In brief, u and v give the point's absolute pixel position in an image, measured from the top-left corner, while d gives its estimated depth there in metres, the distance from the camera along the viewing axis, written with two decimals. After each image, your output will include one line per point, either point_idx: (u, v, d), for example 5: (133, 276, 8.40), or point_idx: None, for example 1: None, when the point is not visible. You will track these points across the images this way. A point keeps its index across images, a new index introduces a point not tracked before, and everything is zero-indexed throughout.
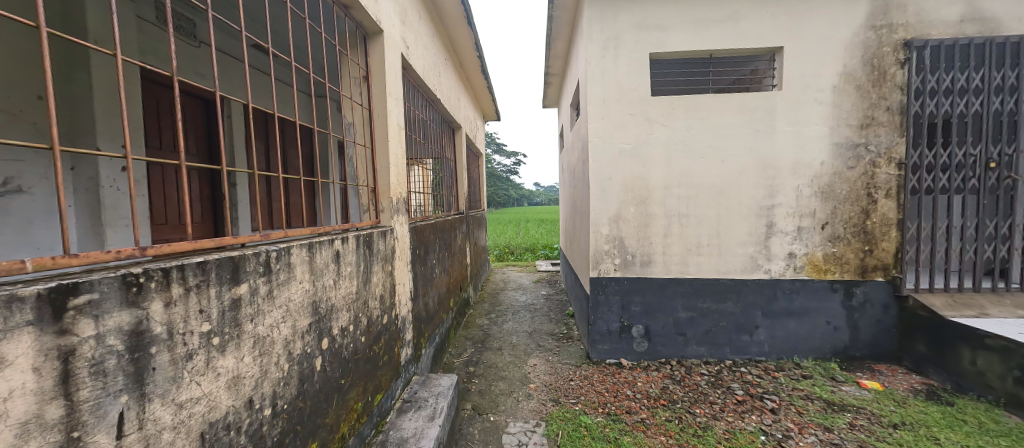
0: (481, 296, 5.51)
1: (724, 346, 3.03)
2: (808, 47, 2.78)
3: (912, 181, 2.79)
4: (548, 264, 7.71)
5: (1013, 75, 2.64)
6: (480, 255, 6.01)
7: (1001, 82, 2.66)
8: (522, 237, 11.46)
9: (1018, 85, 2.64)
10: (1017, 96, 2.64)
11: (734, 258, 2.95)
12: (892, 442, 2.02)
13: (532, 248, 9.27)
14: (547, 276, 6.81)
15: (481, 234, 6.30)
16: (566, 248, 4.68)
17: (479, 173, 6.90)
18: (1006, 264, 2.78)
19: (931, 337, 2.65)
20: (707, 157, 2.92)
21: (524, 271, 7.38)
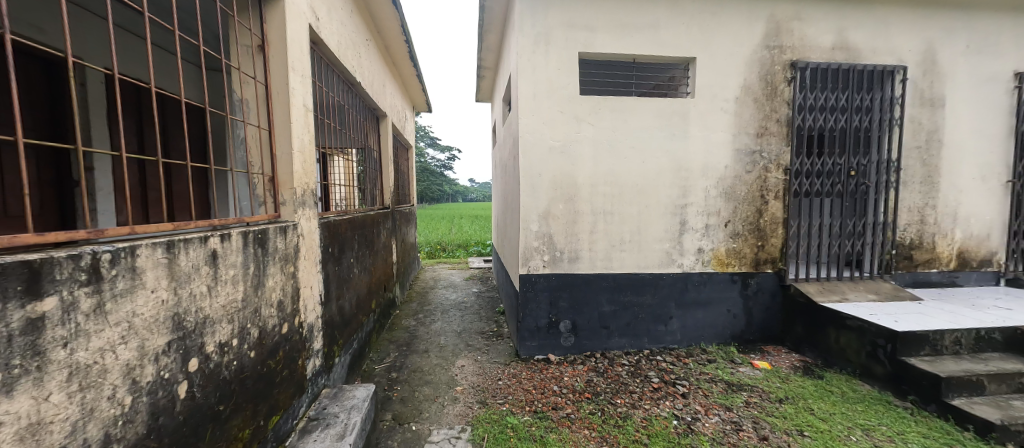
0: (409, 296, 5.24)
1: (643, 337, 3.20)
2: (716, 60, 3.03)
3: (796, 184, 3.18)
4: (480, 261, 7.64)
5: (868, 98, 3.15)
6: (408, 252, 5.72)
7: (860, 103, 3.16)
8: (456, 233, 11.25)
9: (871, 106, 3.16)
10: (870, 116, 3.15)
11: (652, 253, 3.12)
12: (779, 416, 2.28)
13: (464, 244, 9.17)
14: (480, 272, 6.74)
15: (410, 231, 6.02)
16: (498, 244, 4.61)
17: (407, 166, 6.57)
18: (860, 256, 3.32)
19: (806, 320, 3.07)
20: (630, 157, 3.04)
21: (455, 268, 7.20)
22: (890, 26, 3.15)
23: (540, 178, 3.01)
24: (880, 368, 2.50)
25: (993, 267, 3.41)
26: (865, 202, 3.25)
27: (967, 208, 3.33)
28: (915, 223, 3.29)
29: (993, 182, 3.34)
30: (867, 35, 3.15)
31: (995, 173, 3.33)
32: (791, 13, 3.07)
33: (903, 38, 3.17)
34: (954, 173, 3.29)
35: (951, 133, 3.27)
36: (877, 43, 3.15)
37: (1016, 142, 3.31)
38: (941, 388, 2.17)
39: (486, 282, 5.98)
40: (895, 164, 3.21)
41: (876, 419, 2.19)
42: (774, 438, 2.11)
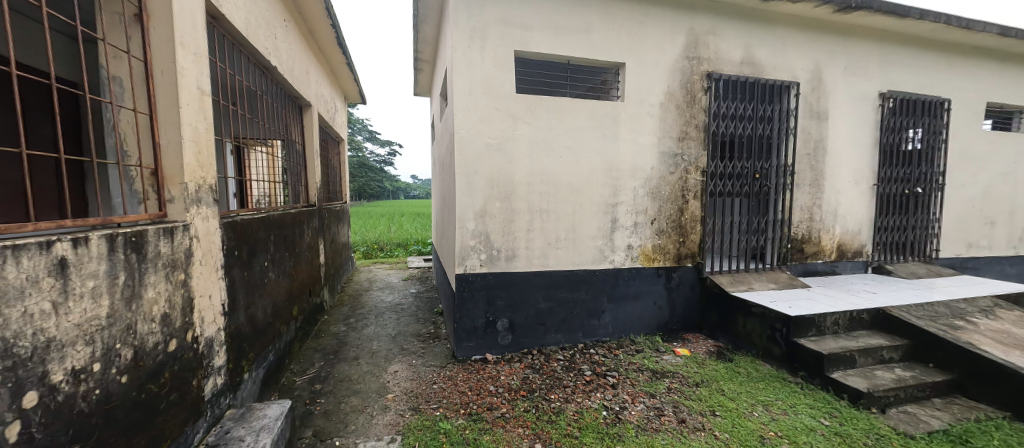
0: (341, 300, 4.90)
1: (578, 332, 3.29)
2: (643, 66, 3.18)
3: (712, 185, 3.48)
4: (420, 261, 7.43)
5: (770, 109, 3.53)
6: (339, 253, 5.36)
7: (765, 113, 3.53)
8: (397, 231, 10.83)
9: (773, 116, 3.55)
10: (771, 125, 3.54)
11: (586, 250, 3.22)
12: (696, 399, 2.45)
13: (404, 243, 8.86)
14: (419, 272, 6.54)
15: (341, 230, 5.64)
16: (437, 242, 4.47)
17: (339, 160, 6.15)
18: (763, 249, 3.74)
19: (720, 309, 3.37)
20: (564, 157, 3.10)
21: (394, 268, 6.91)
22: (787, 46, 3.56)
23: (476, 176, 2.95)
24: (778, 349, 2.82)
25: (862, 257, 4.03)
26: (767, 202, 3.65)
27: (844, 206, 3.89)
28: (806, 220, 3.77)
29: (863, 185, 3.93)
30: (769, 53, 3.52)
31: (865, 177, 3.93)
32: (708, 28, 3.34)
33: (797, 58, 3.60)
34: (835, 177, 3.82)
35: (833, 143, 3.79)
36: (777, 61, 3.54)
37: (880, 151, 3.93)
38: (823, 363, 2.49)
39: (426, 282, 5.81)
40: (790, 168, 3.64)
41: (774, 395, 2.45)
42: (690, 420, 2.26)
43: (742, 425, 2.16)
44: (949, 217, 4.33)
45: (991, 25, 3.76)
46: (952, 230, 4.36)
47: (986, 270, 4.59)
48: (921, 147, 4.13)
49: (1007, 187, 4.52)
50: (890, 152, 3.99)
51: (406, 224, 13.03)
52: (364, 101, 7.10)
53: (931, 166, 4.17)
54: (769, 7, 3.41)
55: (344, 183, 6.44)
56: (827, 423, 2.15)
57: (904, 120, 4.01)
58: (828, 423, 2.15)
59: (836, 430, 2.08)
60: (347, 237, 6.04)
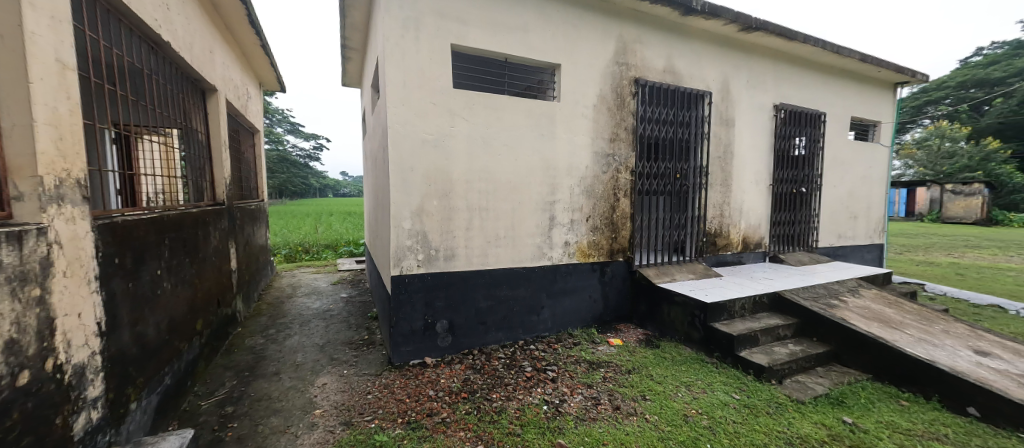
0: (258, 310, 4.39)
1: (518, 329, 3.33)
2: (577, 68, 3.30)
3: (640, 184, 3.73)
4: (352, 263, 6.99)
5: (687, 115, 3.89)
6: (256, 257, 4.82)
7: (683, 118, 3.88)
8: (325, 231, 10.06)
9: (690, 122, 3.92)
10: (689, 129, 3.91)
11: (525, 248, 3.25)
12: (628, 386, 2.60)
13: (333, 244, 8.27)
14: (351, 275, 6.15)
15: (258, 232, 5.07)
16: (370, 243, 4.22)
17: (253, 154, 5.51)
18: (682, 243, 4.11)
19: (648, 300, 3.64)
20: (503, 154, 3.09)
21: (321, 272, 6.38)
22: (701, 58, 3.94)
23: (412, 174, 2.81)
24: (697, 333, 3.11)
25: (762, 247, 4.64)
26: (686, 200, 4.03)
27: (748, 204, 4.43)
28: (717, 217, 4.23)
29: (762, 185, 4.52)
30: (687, 64, 3.86)
31: (763, 178, 4.51)
32: (635, 36, 3.56)
33: (709, 70, 4.00)
34: (741, 178, 4.34)
35: (739, 147, 4.29)
36: (694, 71, 3.90)
37: (775, 156, 4.54)
38: (733, 344, 2.80)
39: (358, 286, 5.46)
40: (705, 169, 4.05)
41: (694, 375, 2.71)
42: (624, 406, 2.37)
43: (669, 407, 2.33)
44: (825, 213, 5.17)
45: (853, 51, 4.54)
46: (827, 223, 5.21)
47: (852, 256, 5.56)
48: (805, 153, 4.86)
49: (864, 187, 5.52)
50: (783, 156, 4.64)
51: (336, 224, 12.16)
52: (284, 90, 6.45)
53: (812, 169, 4.92)
54: (686, 22, 3.74)
55: (261, 179, 5.79)
56: (736, 397, 2.42)
57: (792, 129, 4.68)
58: (738, 397, 2.42)
59: (745, 403, 2.35)
60: (265, 240, 5.46)
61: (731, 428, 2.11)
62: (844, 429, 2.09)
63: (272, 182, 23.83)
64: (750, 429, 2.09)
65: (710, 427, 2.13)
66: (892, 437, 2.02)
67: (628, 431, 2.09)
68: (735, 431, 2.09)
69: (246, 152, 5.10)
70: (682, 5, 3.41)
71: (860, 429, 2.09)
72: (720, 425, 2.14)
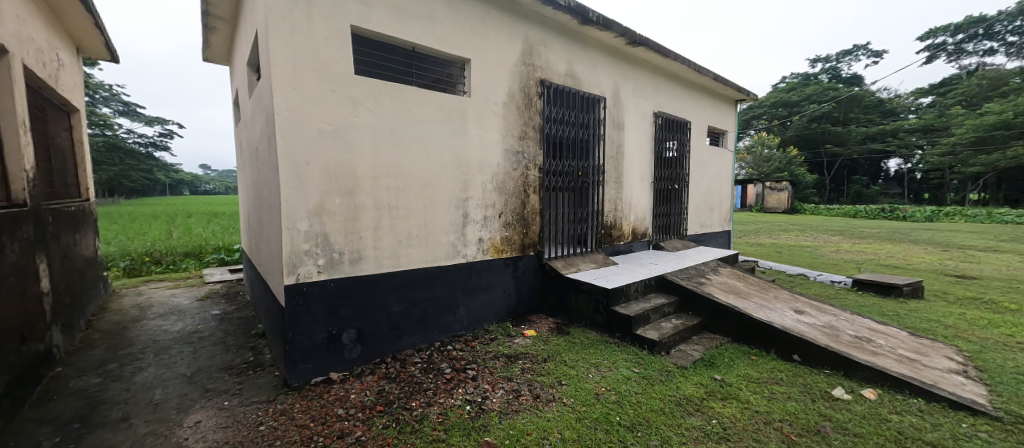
0: (87, 342, 3.38)
1: (433, 330, 3.23)
2: (487, 65, 3.31)
3: (547, 181, 3.95)
4: (226, 274, 5.91)
5: (585, 117, 4.25)
6: (79, 275, 3.70)
7: (582, 120, 4.23)
8: (182, 237, 8.23)
9: (587, 124, 4.29)
10: (587, 131, 4.27)
11: (439, 247, 3.16)
12: (545, 374, 2.74)
13: (195, 253, 6.83)
14: (224, 288, 5.18)
15: (82, 242, 3.91)
16: (252, 250, 3.61)
17: (70, 139, 4.21)
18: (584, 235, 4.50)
19: (557, 290, 3.89)
20: (413, 149, 2.93)
21: (181, 288, 5.22)
22: (596, 66, 4.34)
23: (307, 168, 2.46)
24: (600, 317, 3.44)
25: (647, 237, 5.37)
26: (586, 195, 4.41)
27: (636, 199, 5.07)
28: (612, 211, 4.74)
29: (646, 182, 5.23)
30: (585, 70, 4.21)
31: (647, 177, 5.21)
32: (539, 39, 3.73)
33: (603, 77, 4.44)
34: (630, 176, 4.93)
35: (628, 148, 4.85)
36: (590, 78, 4.28)
37: (655, 157, 5.28)
38: (631, 323, 3.17)
39: (236, 300, 4.64)
40: (602, 168, 4.49)
41: (601, 356, 2.98)
42: (544, 393, 2.49)
43: (582, 388, 2.53)
44: (691, 206, 6.22)
45: (709, 72, 5.54)
46: (693, 215, 6.29)
47: (711, 241, 6.81)
48: (677, 155, 5.76)
49: (718, 184, 6.80)
50: (661, 158, 5.42)
51: (198, 227, 10.04)
52: (117, 59, 5.06)
53: (683, 169, 5.86)
54: (584, 31, 4.08)
55: (84, 173, 4.45)
56: (635, 370, 2.75)
57: (668, 134, 5.49)
58: (637, 370, 2.75)
59: (643, 374, 2.68)
60: (92, 251, 4.23)
61: (635, 399, 2.38)
62: (716, 386, 2.55)
63: (103, 176, 18.52)
64: (649, 397, 2.41)
65: (617, 401, 2.37)
66: (747, 386, 2.54)
67: (549, 418, 2.20)
68: (638, 401, 2.37)
69: (58, 137, 3.86)
70: (580, 15, 3.70)
71: (726, 383, 2.59)
72: (625, 398, 2.40)
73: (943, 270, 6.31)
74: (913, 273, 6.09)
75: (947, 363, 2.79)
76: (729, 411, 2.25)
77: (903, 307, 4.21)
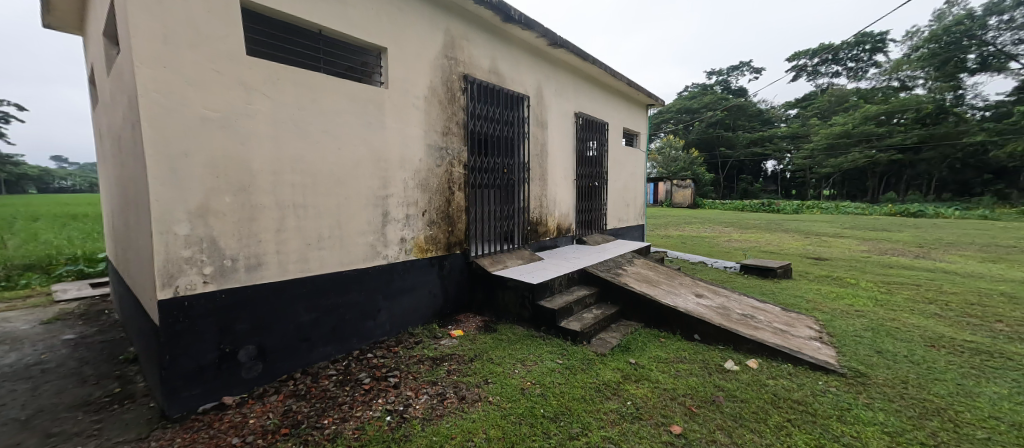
0: None
1: (351, 339, 2.99)
2: (406, 55, 3.16)
3: (472, 178, 3.91)
4: (84, 289, 4.84)
5: (510, 115, 4.31)
6: None
7: (507, 118, 4.27)
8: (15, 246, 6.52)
9: (512, 121, 4.34)
10: (512, 128, 4.33)
11: (356, 248, 2.93)
12: (471, 374, 2.69)
13: (38, 266, 5.48)
14: (80, 308, 4.23)
15: None
16: (117, 259, 2.99)
17: None
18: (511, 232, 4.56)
19: (484, 288, 3.88)
20: (323, 142, 2.67)
21: (14, 310, 4.14)
22: (519, 65, 4.42)
23: (186, 161, 2.07)
24: (526, 312, 3.50)
25: (571, 232, 5.64)
26: (512, 192, 4.47)
27: (560, 196, 5.29)
28: (537, 207, 4.88)
29: (569, 180, 5.48)
30: (508, 68, 4.26)
31: (570, 174, 5.46)
32: (461, 33, 3.67)
33: (526, 77, 4.54)
34: (554, 174, 5.13)
35: (552, 147, 5.04)
36: (513, 76, 4.34)
37: (577, 156, 5.56)
38: (555, 316, 3.26)
39: (97, 321, 3.81)
40: (527, 166, 4.59)
41: (526, 351, 3.03)
42: (469, 394, 2.45)
43: (508, 384, 2.54)
44: (611, 202, 6.69)
45: (623, 78, 5.99)
46: (612, 210, 6.77)
47: (628, 234, 7.41)
48: (597, 154, 6.12)
49: (633, 182, 7.42)
50: (583, 156, 5.73)
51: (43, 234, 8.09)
52: None
53: (602, 167, 6.26)
54: (507, 28, 4.11)
55: None
56: (559, 361, 2.84)
57: (588, 134, 5.82)
58: (560, 361, 2.84)
59: (566, 365, 2.78)
60: None
61: (558, 390, 2.45)
62: (631, 369, 2.74)
63: None
64: (571, 386, 2.50)
65: (542, 393, 2.42)
66: (657, 366, 2.78)
67: (474, 419, 2.16)
68: (561, 392, 2.45)
69: None
70: (502, 12, 3.71)
71: (639, 366, 2.79)
72: (549, 390, 2.46)
73: (805, 253, 7.65)
74: (785, 257, 7.28)
75: (808, 331, 3.35)
76: (641, 392, 2.43)
77: (777, 286, 4.99)
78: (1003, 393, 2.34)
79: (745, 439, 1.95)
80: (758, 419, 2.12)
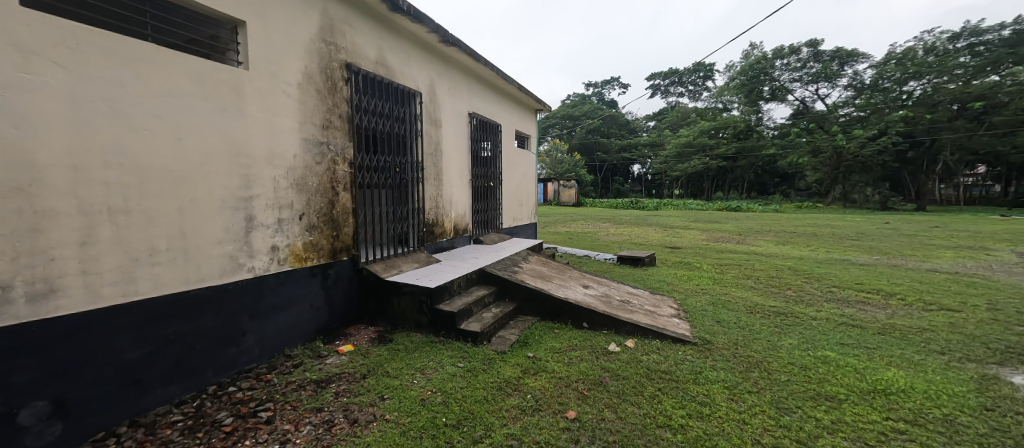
0: None
1: (203, 371, 2.45)
2: (272, 33, 2.75)
3: (360, 178, 3.64)
4: None
5: (401, 111, 4.13)
6: None
7: (398, 114, 4.10)
8: None
9: (404, 118, 4.18)
10: (404, 125, 4.17)
11: (208, 261, 2.42)
12: (364, 392, 2.46)
13: None
14: None
15: None
16: None
17: None
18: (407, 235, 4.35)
19: (377, 296, 3.62)
20: (155, 132, 2.12)
21: None
22: (410, 59, 4.28)
23: None
24: (424, 317, 3.37)
25: (469, 232, 5.68)
26: (406, 193, 4.28)
27: (457, 196, 5.29)
28: (434, 208, 4.79)
29: (465, 180, 5.51)
30: (397, 61, 4.08)
31: (466, 174, 5.51)
32: (342, 17, 3.37)
33: (417, 72, 4.42)
34: (450, 174, 5.10)
35: (447, 146, 5.02)
36: (403, 69, 4.18)
37: (473, 156, 5.64)
38: (454, 319, 3.22)
39: None
40: (421, 165, 4.46)
41: (426, 358, 2.91)
42: (362, 415, 2.23)
43: (406, 397, 2.39)
44: (507, 202, 6.99)
45: (513, 82, 6.33)
46: (507, 210, 7.05)
47: (524, 233, 7.85)
48: (492, 154, 6.31)
49: (526, 183, 7.89)
50: (478, 157, 5.84)
51: None
52: None
53: (497, 168, 6.47)
54: (394, 19, 3.93)
55: None
56: (459, 364, 2.80)
57: (483, 134, 5.97)
58: (460, 364, 2.80)
59: (467, 367, 2.75)
60: None
61: (459, 395, 2.41)
62: (529, 363, 2.86)
63: None
64: (473, 389, 2.47)
65: (443, 401, 2.34)
66: (552, 357, 2.95)
67: (370, 442, 1.96)
68: (463, 396, 2.40)
69: None
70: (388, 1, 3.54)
71: (537, 359, 2.93)
72: (451, 396, 2.40)
73: (665, 243, 9.20)
74: (652, 247, 8.60)
75: (670, 310, 3.97)
76: (539, 383, 2.55)
77: (643, 272, 5.86)
78: (795, 343, 3.13)
79: (627, 412, 2.19)
80: (637, 392, 2.41)
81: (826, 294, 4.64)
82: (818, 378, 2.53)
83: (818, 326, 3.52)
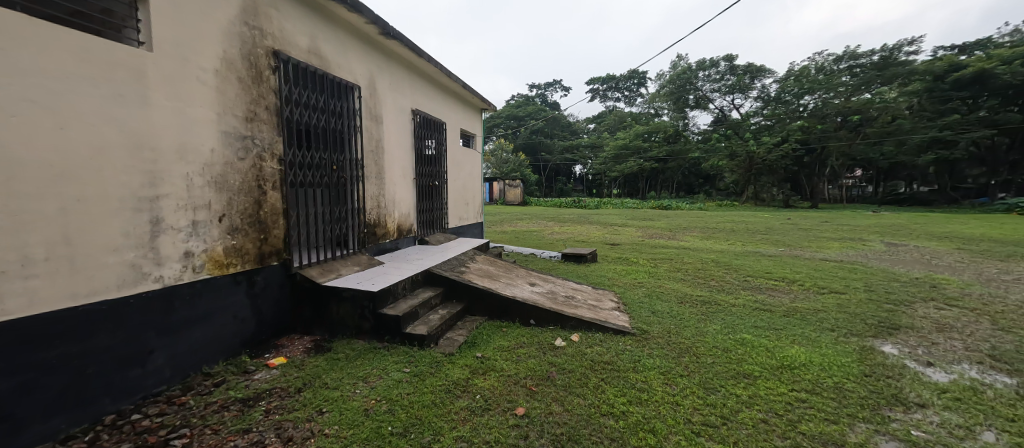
0: None
1: (98, 399, 2.08)
2: (183, 11, 2.43)
3: (290, 176, 3.39)
4: None
5: (337, 105, 3.91)
6: None
7: (334, 108, 3.87)
8: None
9: (340, 112, 3.96)
10: (341, 120, 3.95)
11: (101, 272, 2.04)
12: (300, 407, 2.28)
13: None
14: None
15: None
16: None
17: None
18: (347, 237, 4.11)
19: (312, 303, 3.38)
20: (28, 118, 1.73)
21: None
22: (346, 50, 4.05)
23: None
24: (367, 323, 3.21)
25: (413, 232, 5.54)
26: (344, 193, 4.05)
27: (400, 195, 5.12)
28: (375, 208, 4.60)
29: (409, 179, 5.36)
30: (332, 51, 3.84)
31: (410, 173, 5.36)
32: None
33: (355, 64, 4.20)
34: (392, 172, 4.93)
35: (389, 143, 4.84)
36: (339, 60, 3.95)
37: (416, 154, 5.50)
38: (399, 323, 3.10)
39: None
40: (360, 162, 4.25)
41: (369, 366, 2.77)
42: (298, 432, 2.05)
43: (349, 409, 2.25)
44: (452, 201, 6.91)
45: (458, 80, 6.28)
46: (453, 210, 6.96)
47: (470, 233, 7.83)
48: (437, 153, 6.20)
49: (472, 182, 7.87)
50: (423, 155, 5.71)
51: None
52: None
53: (442, 167, 6.37)
54: (328, 6, 3.70)
55: None
56: (405, 370, 2.71)
57: (427, 132, 5.85)
58: (407, 369, 2.71)
59: (414, 372, 2.67)
60: None
61: (406, 401, 2.32)
62: (478, 363, 2.84)
63: None
64: (420, 394, 2.40)
65: (389, 409, 2.25)
66: (501, 355, 2.97)
67: None
68: (410, 402, 2.32)
69: None
70: None
71: (485, 358, 2.93)
72: (398, 403, 2.31)
73: (604, 240, 9.73)
74: (594, 244, 9.04)
75: (610, 304, 4.20)
76: (488, 383, 2.55)
77: (583, 268, 6.15)
78: (717, 328, 3.46)
79: (573, 404, 2.26)
80: (582, 384, 2.50)
81: (740, 283, 5.23)
82: (737, 359, 2.83)
83: (736, 312, 3.94)
